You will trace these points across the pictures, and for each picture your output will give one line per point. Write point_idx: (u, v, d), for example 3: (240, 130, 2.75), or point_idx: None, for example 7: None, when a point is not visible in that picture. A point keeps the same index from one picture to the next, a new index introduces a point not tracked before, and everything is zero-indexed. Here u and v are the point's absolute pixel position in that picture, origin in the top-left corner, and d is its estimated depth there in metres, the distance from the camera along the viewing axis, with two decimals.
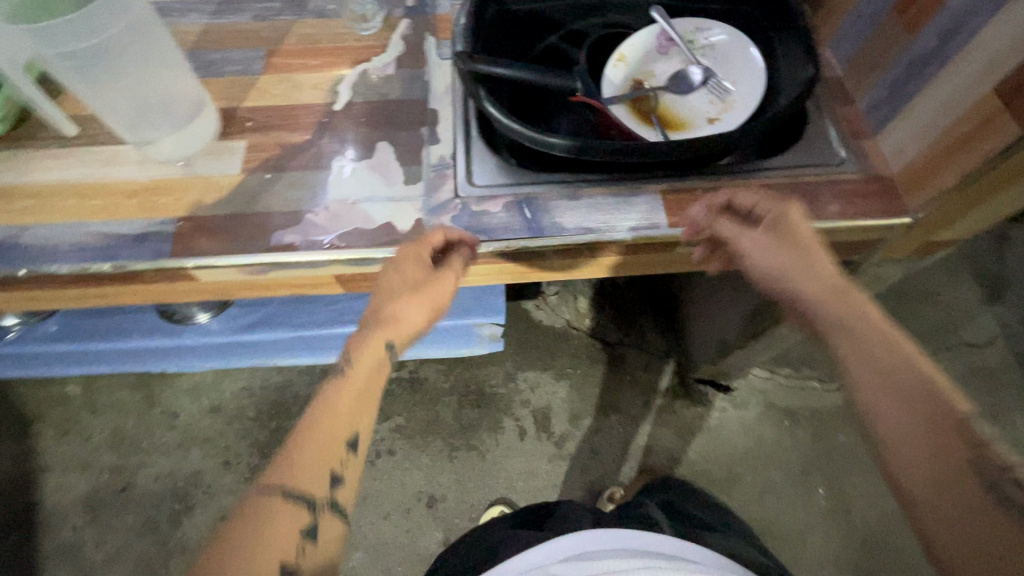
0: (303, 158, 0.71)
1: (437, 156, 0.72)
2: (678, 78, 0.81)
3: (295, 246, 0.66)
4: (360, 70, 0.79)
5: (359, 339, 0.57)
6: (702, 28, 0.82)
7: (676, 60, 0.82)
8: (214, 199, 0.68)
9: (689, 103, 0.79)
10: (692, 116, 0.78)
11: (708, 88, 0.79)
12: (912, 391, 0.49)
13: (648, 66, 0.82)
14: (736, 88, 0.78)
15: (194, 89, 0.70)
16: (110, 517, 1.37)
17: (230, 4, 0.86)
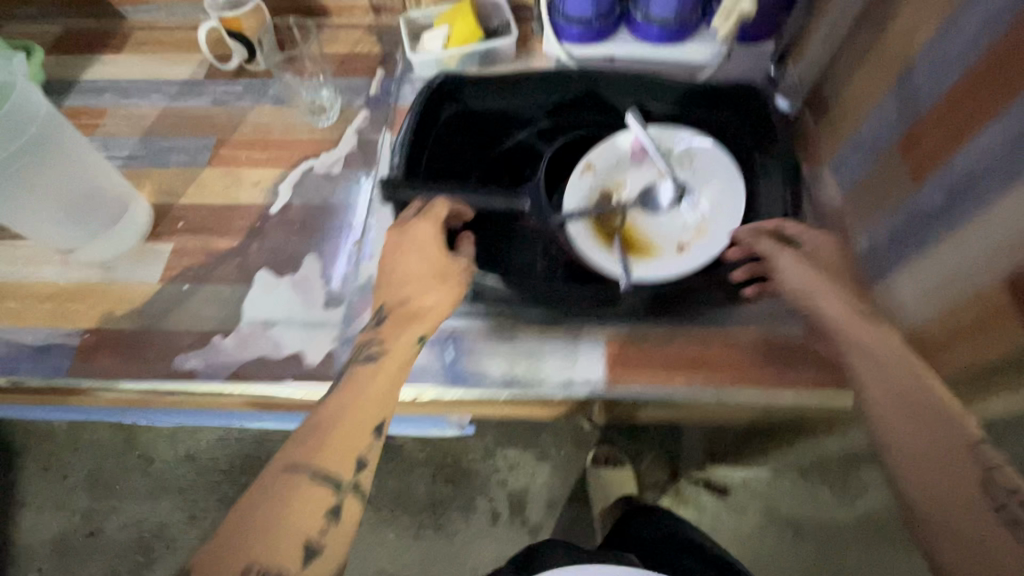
0: (225, 269, 0.67)
1: (365, 274, 0.65)
2: (650, 193, 0.72)
3: (195, 373, 0.60)
4: (305, 168, 0.74)
5: (392, 330, 0.51)
6: (681, 137, 0.72)
7: (650, 171, 0.73)
8: (125, 311, 0.64)
9: (660, 223, 0.70)
10: (662, 239, 0.69)
11: (682, 208, 0.70)
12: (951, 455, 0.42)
13: (618, 176, 0.73)
14: (712, 211, 0.69)
15: (116, 186, 0.67)
16: (74, 563, 1.36)
17: (191, 86, 0.83)
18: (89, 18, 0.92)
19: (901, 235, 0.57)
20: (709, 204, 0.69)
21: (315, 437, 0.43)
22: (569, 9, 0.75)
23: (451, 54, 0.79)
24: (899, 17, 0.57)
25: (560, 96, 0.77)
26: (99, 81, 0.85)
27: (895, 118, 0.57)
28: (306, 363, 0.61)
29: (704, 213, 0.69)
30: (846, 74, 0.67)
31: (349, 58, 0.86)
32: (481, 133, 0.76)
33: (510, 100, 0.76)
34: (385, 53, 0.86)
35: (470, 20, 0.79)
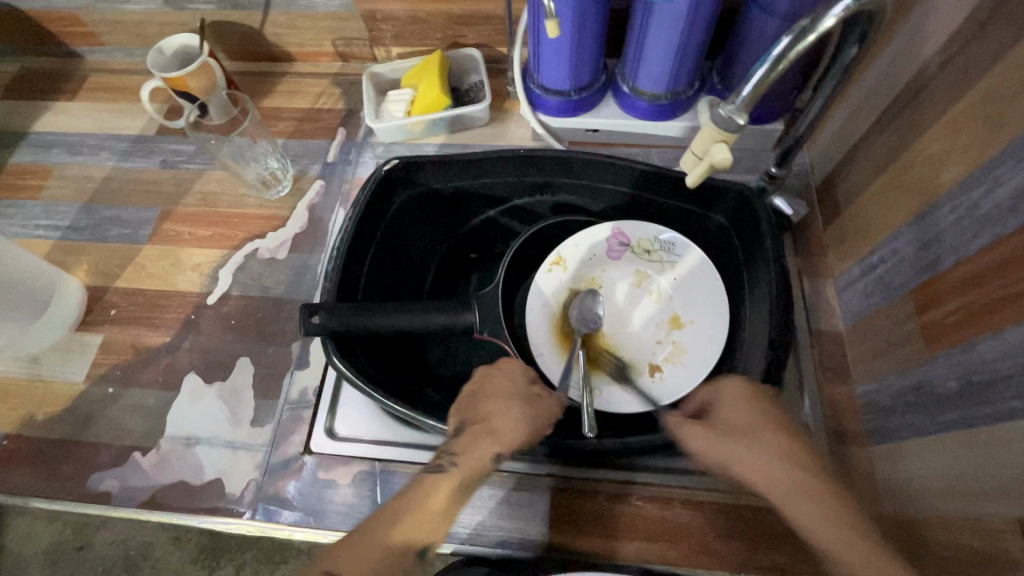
0: (154, 370, 0.62)
1: (299, 388, 0.60)
2: (626, 300, 0.63)
3: (110, 495, 0.56)
4: (248, 251, 0.69)
5: (468, 445, 0.49)
6: (664, 236, 0.63)
7: (628, 273, 0.64)
8: (48, 415, 0.61)
9: (633, 337, 0.61)
10: (634, 359, 0.60)
11: (658, 322, 0.62)
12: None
13: (592, 275, 0.64)
14: (691, 330, 0.60)
15: (43, 272, 0.64)
16: None
17: (142, 144, 0.78)
18: (41, 57, 0.86)
19: (904, 404, 0.48)
20: (688, 321, 0.61)
21: (383, 528, 0.44)
22: (545, 80, 0.66)
23: (415, 122, 0.71)
24: (922, 139, 0.47)
25: (532, 176, 0.66)
26: (49, 134, 0.80)
27: (910, 261, 0.48)
28: (225, 493, 0.56)
29: (683, 331, 0.61)
30: (859, 183, 0.57)
31: (309, 114, 0.79)
32: (441, 217, 0.68)
33: (473, 180, 0.66)
34: (348, 110, 0.78)
35: (435, 84, 0.70)
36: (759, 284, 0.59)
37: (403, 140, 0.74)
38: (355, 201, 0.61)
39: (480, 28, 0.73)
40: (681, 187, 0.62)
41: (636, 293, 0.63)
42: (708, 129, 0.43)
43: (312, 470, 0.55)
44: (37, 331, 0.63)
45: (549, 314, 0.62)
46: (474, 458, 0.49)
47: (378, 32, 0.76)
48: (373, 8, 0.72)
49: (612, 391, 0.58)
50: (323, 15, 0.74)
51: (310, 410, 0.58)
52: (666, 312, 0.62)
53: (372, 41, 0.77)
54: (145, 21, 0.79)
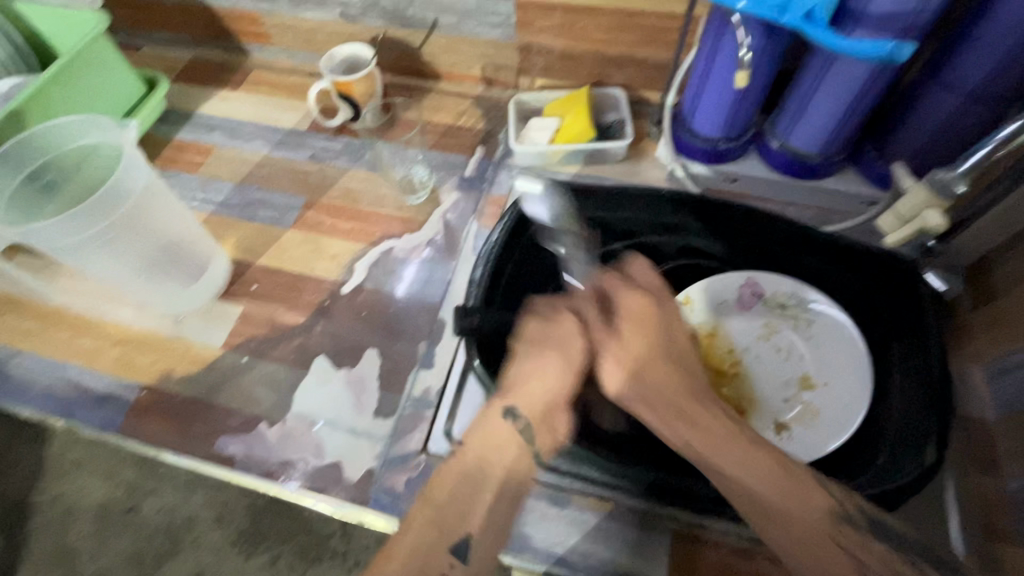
0: (286, 347, 0.65)
1: (422, 387, 0.61)
2: (755, 352, 0.61)
3: (234, 460, 0.58)
4: (385, 248, 0.72)
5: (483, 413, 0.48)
6: (802, 295, 0.62)
7: (757, 324, 0.62)
8: (184, 374, 0.64)
9: (761, 389, 0.58)
10: (761, 409, 0.57)
11: (787, 379, 0.59)
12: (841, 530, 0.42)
13: (720, 321, 0.62)
14: (823, 390, 0.57)
15: (202, 241, 0.68)
16: None
17: (294, 137, 0.84)
18: (213, 50, 0.95)
19: None
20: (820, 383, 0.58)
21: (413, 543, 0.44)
22: (696, 128, 0.68)
23: (557, 150, 0.74)
24: None
25: (668, 216, 0.67)
26: (212, 117, 0.87)
27: None
28: (343, 477, 0.57)
29: (814, 389, 0.58)
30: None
31: (450, 129, 0.83)
32: None
33: (612, 213, 0.68)
34: (487, 131, 0.82)
35: (582, 117, 0.74)
36: (907, 358, 0.57)
37: (539, 165, 0.77)
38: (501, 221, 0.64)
39: (628, 71, 0.76)
40: (826, 248, 0.63)
41: (765, 346, 0.61)
42: (923, 193, 0.50)
43: (429, 469, 0.56)
44: (188, 295, 0.67)
45: None
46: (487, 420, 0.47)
47: (528, 63, 0.80)
48: (531, 40, 0.76)
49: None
50: (481, 42, 0.79)
51: (432, 410, 0.59)
52: (797, 370, 0.59)
53: (519, 70, 0.82)
54: (316, 30, 0.86)
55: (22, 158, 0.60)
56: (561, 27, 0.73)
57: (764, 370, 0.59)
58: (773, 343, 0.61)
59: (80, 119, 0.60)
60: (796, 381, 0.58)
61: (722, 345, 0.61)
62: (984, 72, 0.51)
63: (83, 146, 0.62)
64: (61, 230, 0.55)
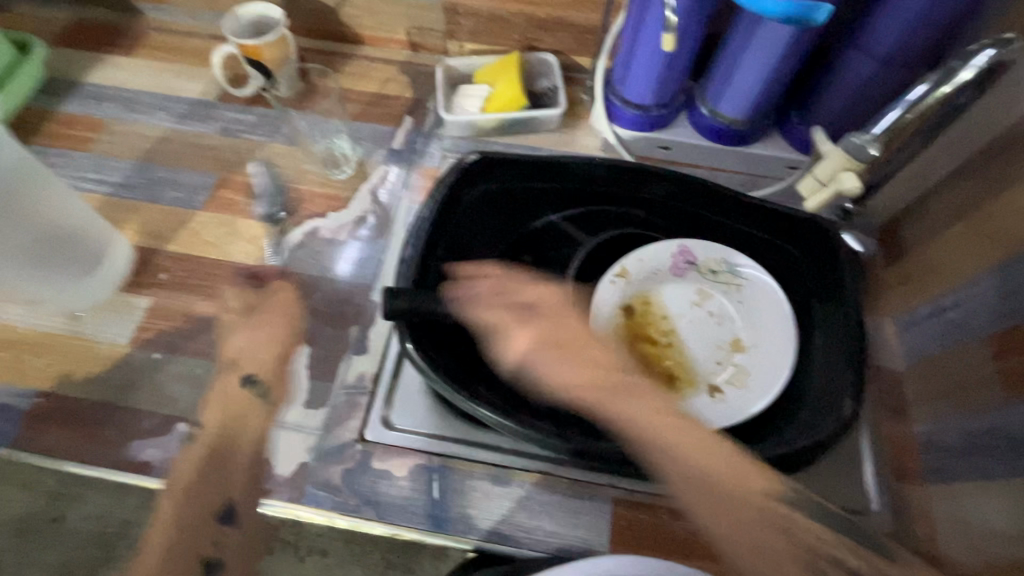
0: (203, 340, 0.60)
1: (355, 373, 0.58)
2: (688, 319, 0.62)
3: (150, 465, 0.54)
4: (309, 228, 0.67)
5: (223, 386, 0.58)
6: (731, 259, 0.63)
7: (688, 292, 0.63)
8: (86, 376, 0.58)
9: (695, 355, 0.60)
10: (696, 374, 0.58)
11: (719, 343, 0.60)
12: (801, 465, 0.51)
13: (654, 290, 0.62)
14: (752, 351, 0.59)
15: (97, 228, 0.61)
16: None
17: (200, 108, 0.76)
18: (100, 10, 0.84)
19: (971, 448, 0.49)
20: (750, 345, 0.60)
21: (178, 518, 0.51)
22: (627, 93, 0.67)
23: (489, 119, 0.71)
24: (1009, 193, 0.48)
25: (601, 184, 0.66)
26: (102, 87, 0.78)
27: (991, 308, 0.49)
28: (273, 474, 0.53)
29: (743, 351, 0.59)
30: (931, 227, 0.58)
31: (376, 98, 0.78)
32: (508, 217, 0.67)
33: (546, 183, 0.66)
34: (416, 99, 0.78)
35: (515, 84, 0.71)
36: (827, 315, 0.60)
37: (471, 135, 0.73)
38: (431, 197, 0.62)
39: (559, 35, 0.74)
40: (753, 212, 0.64)
41: (698, 313, 0.62)
42: (838, 156, 0.49)
43: (366, 458, 0.54)
44: (84, 289, 0.61)
45: (608, 325, 0.60)
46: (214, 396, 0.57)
47: (455, 26, 0.76)
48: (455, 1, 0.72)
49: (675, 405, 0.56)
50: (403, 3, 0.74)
51: (367, 397, 0.57)
52: (728, 334, 0.61)
53: (446, 34, 0.77)
54: None
55: None
56: None
57: (697, 337, 0.61)
58: (705, 308, 0.62)
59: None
60: (728, 343, 0.60)
61: (656, 314, 0.62)
62: (895, 35, 0.52)
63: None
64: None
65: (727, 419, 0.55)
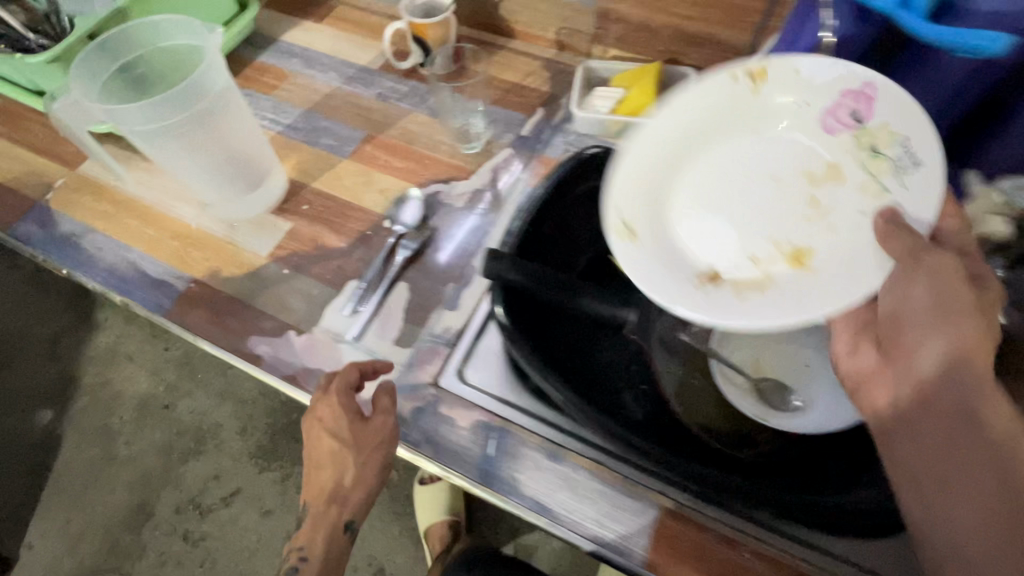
0: (324, 267, 0.68)
1: (443, 325, 0.63)
2: (753, 192, 0.49)
3: (261, 359, 0.62)
4: (432, 190, 0.74)
5: (312, 529, 0.57)
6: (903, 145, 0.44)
7: (821, 155, 0.48)
8: (230, 274, 0.68)
9: (714, 241, 0.48)
10: (827, 169, 0.48)
11: (773, 232, 0.48)
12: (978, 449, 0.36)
13: (712, 92, 0.47)
14: (820, 249, 0.47)
15: (262, 152, 0.71)
16: (144, 428, 1.37)
17: (365, 74, 0.87)
18: None
19: None
20: (816, 261, 0.46)
21: None
22: None
23: (615, 123, 0.73)
24: None
25: None
26: (293, 46, 0.91)
27: None
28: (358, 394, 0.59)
29: (825, 237, 0.47)
30: None
31: (515, 88, 0.83)
32: None
33: None
34: (551, 94, 0.82)
35: (649, 92, 0.72)
36: None
37: (596, 134, 0.76)
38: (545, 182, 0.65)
39: (704, 50, 0.75)
40: None
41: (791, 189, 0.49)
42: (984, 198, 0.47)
43: (437, 401, 0.58)
44: (245, 204, 0.72)
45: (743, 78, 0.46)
46: (315, 534, 0.57)
47: (604, 31, 0.79)
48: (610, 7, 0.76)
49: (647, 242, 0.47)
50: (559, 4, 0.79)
51: (448, 347, 0.62)
52: (816, 223, 0.48)
53: (593, 37, 0.81)
54: None
55: (120, 44, 0.65)
56: None
57: (710, 189, 0.50)
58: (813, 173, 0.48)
59: (162, 16, 0.65)
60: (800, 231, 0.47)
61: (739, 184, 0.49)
62: None
63: (165, 45, 0.67)
64: (141, 116, 0.60)
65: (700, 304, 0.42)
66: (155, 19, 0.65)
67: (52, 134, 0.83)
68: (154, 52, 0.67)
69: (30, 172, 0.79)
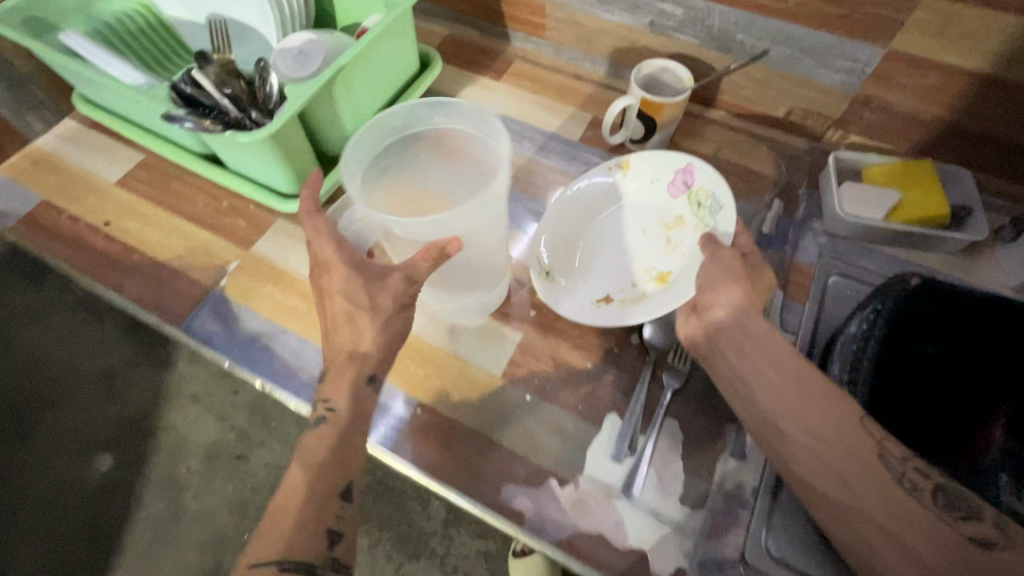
0: (572, 394, 0.58)
1: (734, 481, 0.53)
2: (626, 236, 0.65)
3: (523, 517, 0.52)
4: None
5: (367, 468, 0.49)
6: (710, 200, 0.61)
7: (664, 213, 0.64)
8: (461, 398, 0.58)
9: (599, 273, 0.63)
10: (676, 220, 0.63)
11: (649, 264, 0.62)
12: (847, 422, 0.45)
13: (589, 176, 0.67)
14: (676, 269, 0.60)
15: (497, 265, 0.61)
16: (205, 469, 0.96)
17: (567, 148, 0.77)
18: (475, 31, 0.88)
19: None
20: (673, 277, 0.59)
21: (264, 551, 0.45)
22: None
23: (888, 231, 0.66)
24: None
25: None
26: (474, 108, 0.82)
27: None
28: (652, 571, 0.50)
29: (678, 261, 0.60)
30: None
31: (741, 171, 0.74)
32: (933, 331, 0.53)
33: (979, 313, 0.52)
34: (784, 183, 0.73)
35: (934, 195, 0.64)
36: None
37: (856, 237, 0.68)
38: (859, 315, 0.54)
39: (983, 151, 0.66)
40: None
41: (663, 234, 0.63)
42: None
43: None
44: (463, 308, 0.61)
45: (671, 194, 0.64)
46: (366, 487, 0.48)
47: (854, 118, 0.71)
48: (876, 95, 0.67)
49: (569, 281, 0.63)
50: (810, 84, 0.69)
51: (748, 510, 0.51)
52: (672, 254, 0.62)
53: (836, 122, 0.72)
54: (606, 33, 0.78)
55: (386, 125, 0.56)
56: (926, 88, 0.63)
57: (611, 245, 0.64)
58: (675, 229, 0.63)
59: (423, 103, 0.56)
60: (654, 265, 0.62)
61: (567, 213, 0.66)
62: None
63: (428, 128, 0.58)
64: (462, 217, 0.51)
65: (578, 314, 0.58)
66: (417, 104, 0.57)
67: (212, 204, 0.72)
68: (409, 142, 0.59)
69: (196, 253, 0.68)
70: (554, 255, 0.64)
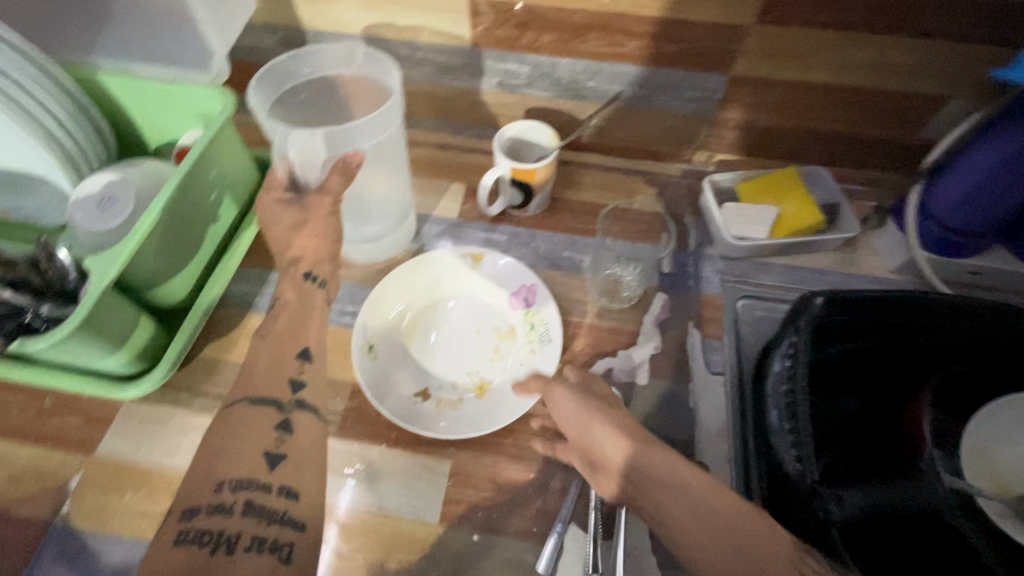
0: (524, 518, 0.52)
1: None
2: (457, 335, 0.61)
3: None
4: (603, 367, 0.61)
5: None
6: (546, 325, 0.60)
7: (503, 317, 0.62)
8: (402, 562, 0.50)
9: (421, 364, 0.59)
10: (507, 329, 0.61)
11: (473, 366, 0.59)
12: (723, 515, 0.42)
13: (435, 264, 0.64)
14: (498, 382, 0.58)
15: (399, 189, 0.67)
16: None
17: (448, 229, 0.71)
18: None
19: None
20: (493, 390, 0.57)
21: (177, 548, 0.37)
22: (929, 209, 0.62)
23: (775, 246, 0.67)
24: None
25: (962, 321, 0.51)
26: None
27: None
28: None
29: (504, 373, 0.58)
30: None
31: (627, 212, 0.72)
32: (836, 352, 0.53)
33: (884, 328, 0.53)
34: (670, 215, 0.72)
35: (806, 207, 0.66)
36: None
37: (749, 256, 0.68)
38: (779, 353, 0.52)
39: (836, 148, 0.69)
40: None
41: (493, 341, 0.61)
42: None
43: None
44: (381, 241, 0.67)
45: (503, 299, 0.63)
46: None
47: (715, 139, 0.71)
48: (728, 117, 0.68)
49: (390, 363, 0.58)
50: (666, 116, 0.69)
51: None
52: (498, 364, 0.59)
53: (700, 145, 0.72)
54: (455, 100, 0.73)
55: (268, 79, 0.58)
56: (775, 104, 0.65)
57: (445, 341, 0.60)
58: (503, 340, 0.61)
59: (292, 57, 0.58)
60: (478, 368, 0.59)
61: (406, 297, 0.62)
62: None
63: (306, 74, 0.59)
64: (369, 134, 0.56)
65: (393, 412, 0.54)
66: (287, 59, 0.58)
67: (31, 406, 0.57)
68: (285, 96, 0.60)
69: (18, 481, 0.53)
70: (392, 340, 0.60)
